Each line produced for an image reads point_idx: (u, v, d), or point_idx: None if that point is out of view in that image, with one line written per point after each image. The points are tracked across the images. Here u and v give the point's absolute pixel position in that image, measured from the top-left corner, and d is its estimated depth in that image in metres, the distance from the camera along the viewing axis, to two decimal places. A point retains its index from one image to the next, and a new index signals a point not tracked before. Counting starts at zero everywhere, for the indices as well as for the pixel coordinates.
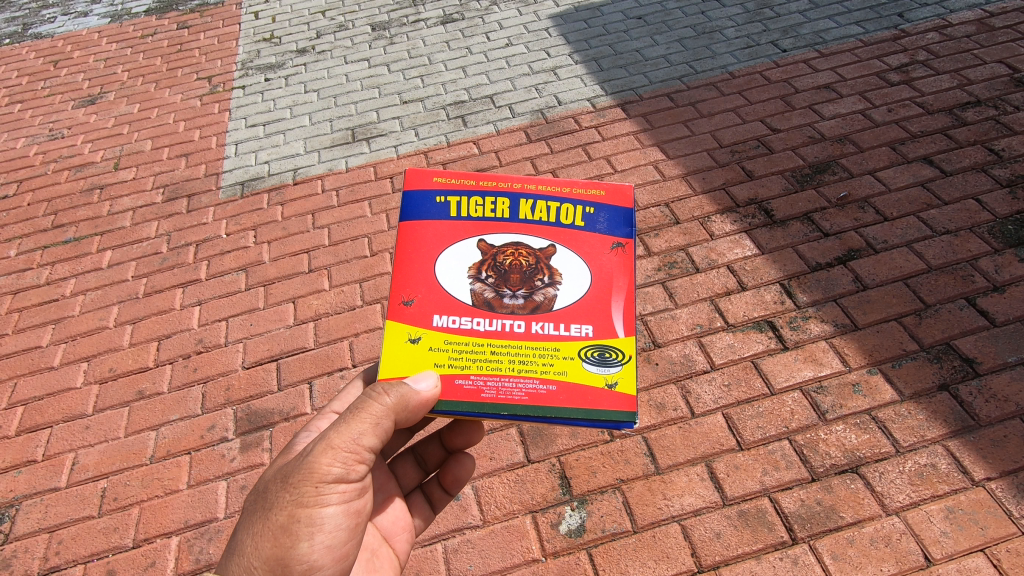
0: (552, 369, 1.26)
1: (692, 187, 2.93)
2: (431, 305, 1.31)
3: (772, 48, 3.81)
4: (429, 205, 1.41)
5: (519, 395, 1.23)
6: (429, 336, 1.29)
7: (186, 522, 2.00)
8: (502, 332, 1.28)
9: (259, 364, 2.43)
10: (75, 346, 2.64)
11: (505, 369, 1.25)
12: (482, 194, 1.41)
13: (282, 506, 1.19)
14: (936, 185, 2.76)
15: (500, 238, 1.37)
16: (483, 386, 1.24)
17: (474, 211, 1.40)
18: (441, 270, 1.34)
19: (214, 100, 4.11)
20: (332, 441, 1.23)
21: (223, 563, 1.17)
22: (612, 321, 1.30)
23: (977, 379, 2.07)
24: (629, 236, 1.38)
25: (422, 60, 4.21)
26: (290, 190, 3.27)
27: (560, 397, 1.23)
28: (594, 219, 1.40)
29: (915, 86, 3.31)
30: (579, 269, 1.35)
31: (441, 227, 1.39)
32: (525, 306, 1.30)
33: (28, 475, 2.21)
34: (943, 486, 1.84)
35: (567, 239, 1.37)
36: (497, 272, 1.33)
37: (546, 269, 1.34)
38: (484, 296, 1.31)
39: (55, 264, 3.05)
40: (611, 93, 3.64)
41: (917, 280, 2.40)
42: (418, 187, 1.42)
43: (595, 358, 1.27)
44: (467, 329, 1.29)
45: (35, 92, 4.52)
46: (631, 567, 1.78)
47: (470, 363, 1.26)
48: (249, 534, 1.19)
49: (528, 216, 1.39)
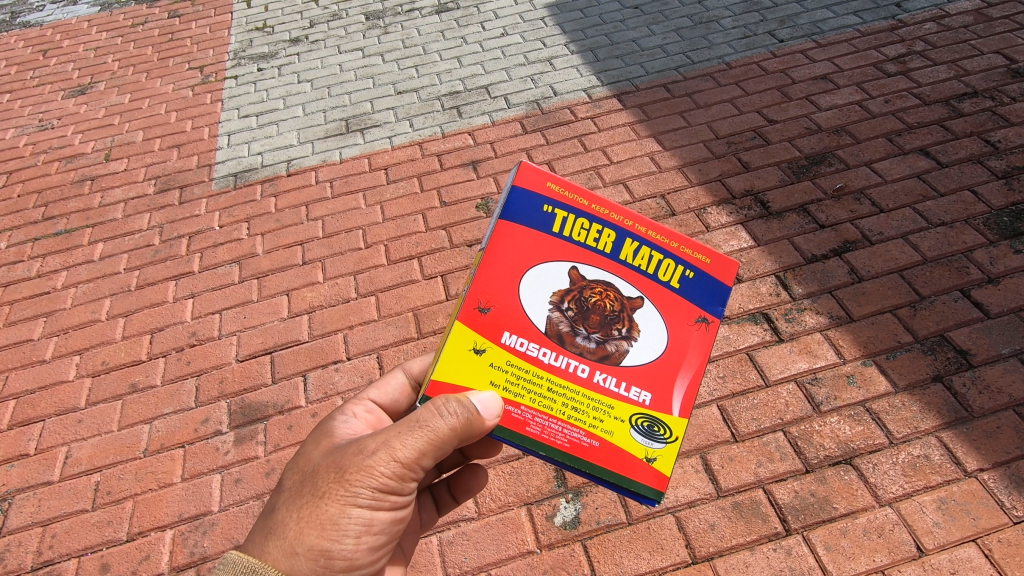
0: (599, 426, 1.17)
1: (688, 178, 2.92)
2: (505, 322, 1.20)
3: (769, 38, 3.78)
4: (532, 211, 1.26)
5: (560, 441, 1.16)
6: (495, 352, 1.19)
7: (180, 515, 2.00)
8: (563, 372, 1.18)
9: (253, 358, 2.42)
10: (66, 339, 2.61)
11: (557, 410, 1.17)
12: (590, 217, 1.26)
13: (334, 500, 1.16)
14: (932, 176, 2.75)
15: (593, 270, 1.23)
16: (531, 421, 1.17)
17: (576, 233, 1.26)
18: (523, 286, 1.23)
19: (207, 90, 4.07)
20: (391, 450, 1.17)
21: (262, 542, 1.14)
22: (671, 396, 1.19)
23: (971, 371, 2.08)
24: (721, 315, 1.23)
25: (416, 49, 4.17)
26: (283, 181, 3.24)
27: (598, 456, 1.15)
28: (693, 285, 1.25)
29: (912, 77, 3.30)
30: (660, 330, 1.22)
31: (537, 239, 1.25)
32: (594, 352, 1.19)
33: (20, 469, 2.20)
34: (936, 477, 1.85)
35: (657, 296, 1.23)
36: (576, 308, 1.21)
37: (625, 318, 1.21)
38: (558, 327, 1.20)
39: (46, 256, 3.02)
40: (607, 83, 3.61)
41: (912, 272, 2.40)
42: (529, 186, 1.27)
43: (643, 427, 1.17)
44: (532, 358, 1.19)
45: (24, 81, 4.46)
46: (625, 558, 1.78)
47: (526, 394, 1.17)
48: (295, 519, 1.15)
49: (628, 259, 1.24)
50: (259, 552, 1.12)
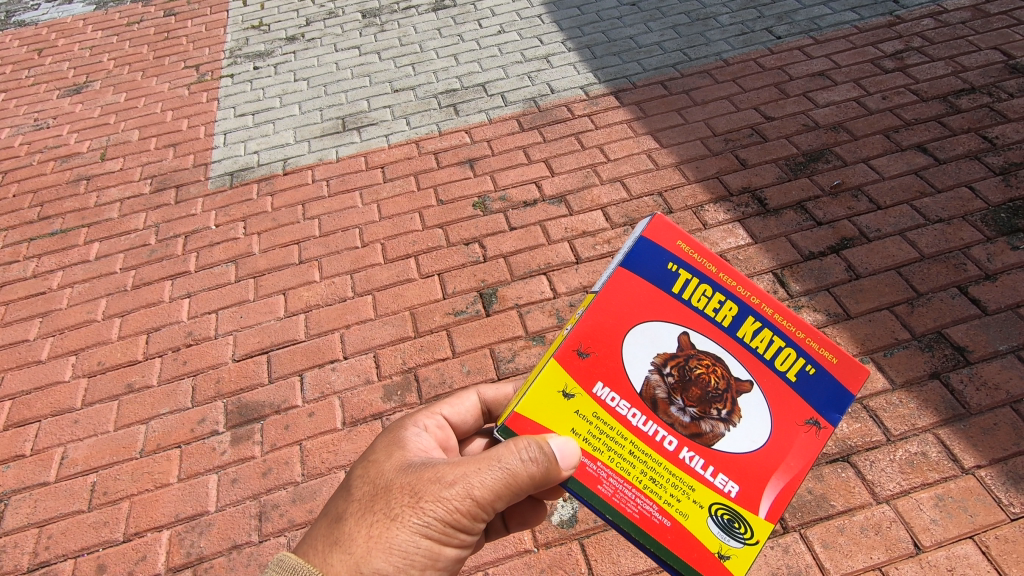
0: (676, 506, 1.02)
1: (685, 176, 2.91)
2: (600, 373, 1.08)
3: (766, 35, 3.77)
4: (653, 262, 1.13)
5: (630, 509, 1.02)
6: (583, 401, 1.08)
7: (176, 516, 2.00)
8: (649, 439, 1.04)
9: (249, 357, 2.41)
10: (62, 339, 2.61)
11: (634, 477, 1.03)
12: (715, 284, 1.11)
13: (405, 524, 1.07)
14: (930, 173, 2.75)
15: (705, 341, 1.08)
16: (603, 481, 1.04)
17: (695, 298, 1.10)
18: (627, 338, 1.10)
19: (202, 89, 4.05)
20: (471, 484, 1.09)
21: (324, 554, 1.03)
22: (760, 496, 1.02)
23: (968, 367, 2.08)
24: (838, 423, 1.03)
25: (413, 47, 4.15)
26: (280, 180, 3.23)
27: (666, 537, 1.01)
28: (811, 382, 1.06)
29: (910, 73, 3.29)
30: (763, 419, 1.05)
31: (652, 293, 1.11)
32: (685, 427, 1.04)
33: (16, 470, 2.19)
34: (933, 474, 1.85)
35: (768, 384, 1.06)
36: (677, 376, 1.06)
37: (727, 399, 1.05)
38: (653, 391, 1.06)
39: (41, 256, 3.00)
40: (604, 81, 3.60)
41: (909, 269, 2.39)
42: (656, 237, 1.14)
43: (721, 519, 1.01)
44: (620, 417, 1.06)
45: (19, 81, 4.44)
46: (623, 557, 1.78)
47: (605, 451, 1.05)
48: (363, 537, 1.06)
49: (746, 337, 1.08)
50: (321, 565, 1.02)
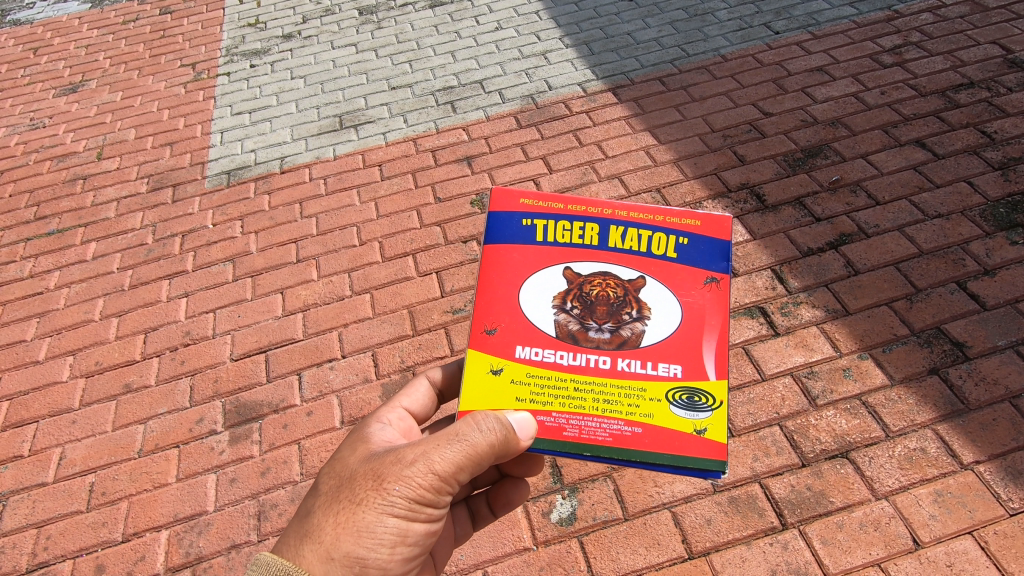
0: (636, 412, 1.20)
1: (683, 172, 2.91)
2: (514, 336, 1.27)
3: (765, 30, 3.76)
4: (515, 227, 1.36)
5: (603, 436, 1.19)
6: (511, 368, 1.25)
7: (175, 516, 1.99)
8: (587, 370, 1.23)
9: (247, 356, 2.41)
10: (60, 340, 2.60)
11: (589, 408, 1.21)
12: (570, 218, 1.36)
13: (371, 507, 1.16)
14: (928, 168, 2.74)
15: (587, 266, 1.31)
16: (567, 425, 1.20)
17: (561, 235, 1.35)
18: (526, 299, 1.30)
19: (199, 88, 4.04)
20: (429, 462, 1.19)
21: (296, 547, 1.13)
22: (703, 363, 1.24)
23: (967, 363, 2.08)
24: (725, 270, 1.30)
25: (410, 44, 4.14)
26: (277, 178, 3.22)
27: (644, 441, 1.18)
28: (688, 250, 1.32)
29: (908, 68, 3.28)
30: (670, 303, 1.28)
31: (526, 252, 1.34)
32: (610, 341, 1.25)
33: (15, 470, 2.19)
34: (932, 470, 1.85)
35: (657, 270, 1.31)
36: (581, 304, 1.28)
37: (633, 301, 1.28)
38: (569, 329, 1.26)
39: (38, 256, 3.00)
40: (602, 77, 3.59)
41: (908, 265, 2.39)
42: (505, 209, 1.37)
43: (682, 401, 1.21)
44: (550, 363, 1.24)
45: (14, 80, 4.42)
46: (622, 554, 1.78)
47: (554, 399, 1.22)
48: (332, 525, 1.15)
49: (618, 244, 1.33)
50: (295, 556, 1.11)
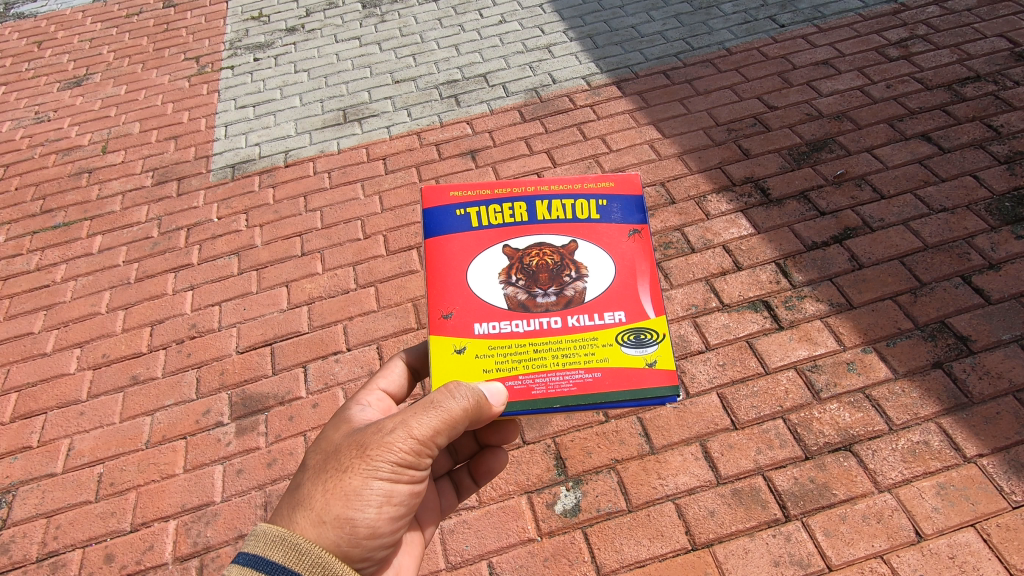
0: (594, 358, 1.25)
1: (688, 166, 2.90)
2: (470, 315, 1.30)
3: (770, 23, 3.74)
4: (450, 219, 1.40)
5: (568, 386, 1.23)
6: (473, 345, 1.28)
7: (183, 506, 2.01)
8: (541, 331, 1.28)
9: (253, 349, 2.42)
10: (67, 332, 2.62)
11: (550, 364, 1.25)
12: (499, 201, 1.42)
13: (356, 472, 1.17)
14: (934, 162, 2.73)
15: (523, 240, 1.37)
16: (533, 384, 1.24)
17: (495, 218, 1.41)
18: (474, 279, 1.34)
19: (203, 81, 4.04)
20: (408, 427, 1.19)
21: (287, 514, 1.12)
22: (643, 304, 1.30)
23: (971, 357, 2.08)
24: (643, 221, 1.40)
25: (413, 38, 4.13)
26: (281, 172, 3.23)
27: (606, 383, 1.23)
28: (608, 210, 1.42)
29: (914, 61, 3.27)
30: (603, 260, 1.35)
31: (466, 239, 1.39)
32: (557, 302, 1.30)
33: (24, 461, 2.21)
34: (936, 463, 1.85)
35: (586, 232, 1.39)
36: (525, 275, 1.33)
37: (570, 264, 1.35)
38: (518, 299, 1.31)
39: (44, 249, 3.01)
40: (606, 71, 3.58)
41: (913, 259, 2.39)
42: (437, 203, 1.42)
43: (631, 341, 1.26)
44: (508, 332, 1.28)
45: (19, 73, 4.43)
46: (626, 545, 1.79)
47: (517, 363, 1.25)
48: (321, 491, 1.15)
49: (546, 216, 1.41)
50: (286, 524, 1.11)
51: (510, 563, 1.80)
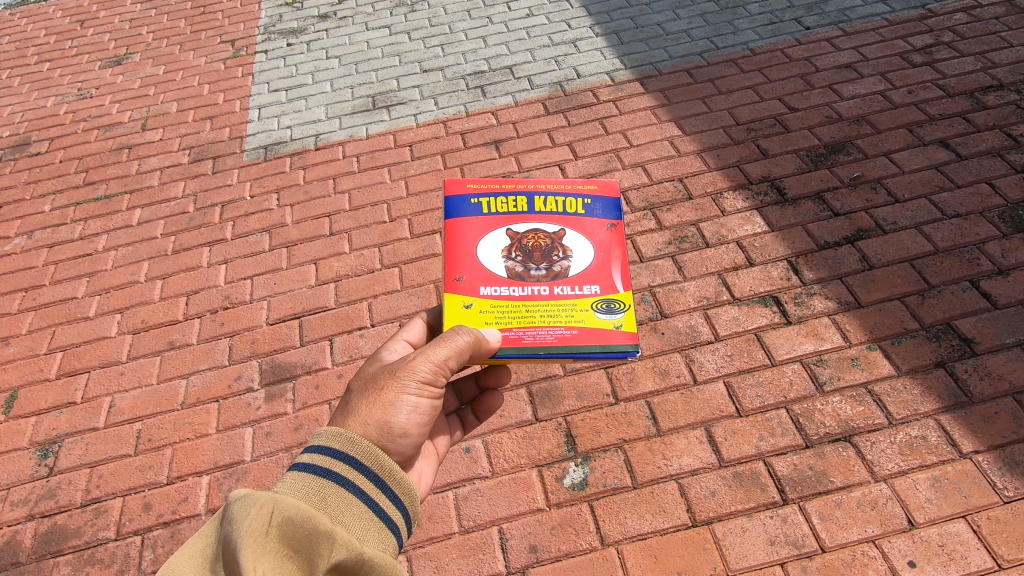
0: (573, 318, 1.38)
1: (706, 163, 2.97)
2: (478, 280, 1.42)
3: (795, 25, 3.78)
4: (464, 204, 1.51)
5: (549, 338, 1.36)
6: (478, 302, 1.40)
7: (215, 463, 2.15)
8: (532, 295, 1.40)
9: (283, 321, 2.55)
10: (108, 298, 2.77)
11: (537, 321, 1.38)
12: (505, 192, 1.53)
13: (390, 387, 1.31)
14: (950, 168, 2.78)
15: (523, 226, 1.48)
16: (522, 335, 1.36)
17: (502, 206, 1.50)
18: (483, 254, 1.44)
19: (238, 64, 4.17)
20: (427, 354, 1.33)
21: (338, 420, 1.24)
22: (615, 281, 1.42)
23: (974, 358, 2.14)
24: (622, 220, 1.50)
25: (442, 28, 4.22)
26: (312, 154, 3.35)
27: (582, 339, 1.35)
28: (593, 208, 1.52)
29: (938, 68, 3.29)
30: (586, 246, 1.46)
31: (476, 221, 1.48)
32: (547, 275, 1.42)
33: (68, 415, 2.36)
34: (932, 457, 1.93)
35: (573, 224, 1.49)
36: (522, 252, 1.44)
37: (559, 247, 1.45)
38: (515, 270, 1.42)
39: (87, 220, 3.17)
40: (630, 67, 3.65)
41: (923, 261, 2.45)
42: (456, 189, 1.53)
43: (603, 308, 1.39)
44: (505, 295, 1.40)
45: (63, 51, 4.59)
46: (629, 519, 1.90)
47: (510, 319, 1.38)
48: (364, 402, 1.28)
49: (542, 208, 1.50)
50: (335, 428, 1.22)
51: (519, 530, 1.92)
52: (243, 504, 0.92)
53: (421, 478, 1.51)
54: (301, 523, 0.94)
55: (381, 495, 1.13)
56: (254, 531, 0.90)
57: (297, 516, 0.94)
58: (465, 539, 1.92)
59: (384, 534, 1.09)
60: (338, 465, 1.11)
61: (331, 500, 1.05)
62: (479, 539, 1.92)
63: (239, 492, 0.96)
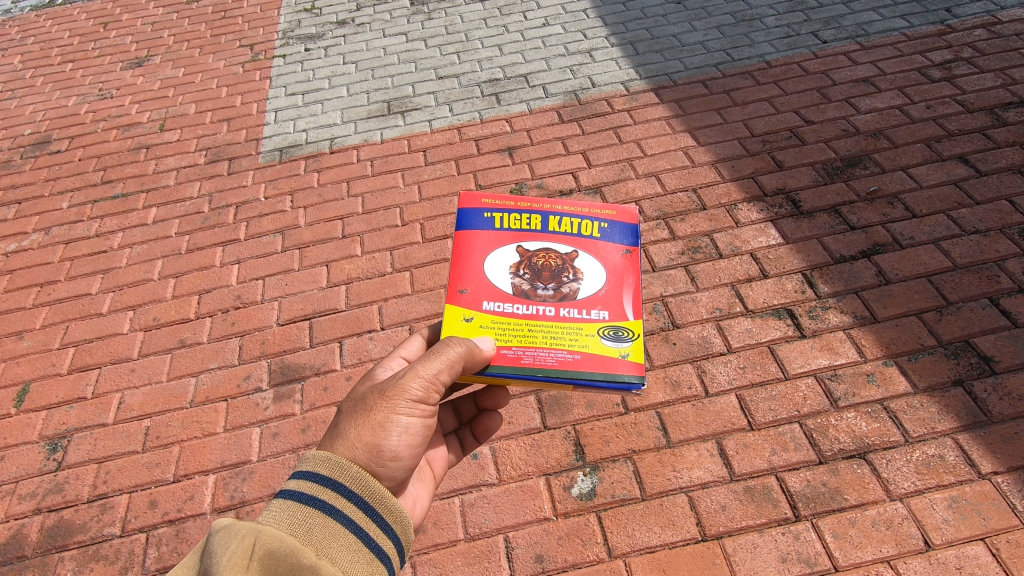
0: (576, 342, 1.35)
1: (721, 174, 2.96)
2: (482, 294, 1.41)
3: (812, 38, 3.77)
4: (476, 218, 1.50)
5: (550, 361, 1.32)
6: (480, 317, 1.38)
7: (222, 462, 2.15)
8: (537, 315, 1.38)
9: (293, 322, 2.56)
10: (121, 295, 2.79)
11: (539, 341, 1.35)
12: (520, 210, 1.52)
13: (379, 407, 1.28)
14: (969, 184, 2.74)
15: (535, 244, 1.46)
16: (522, 354, 1.33)
17: (515, 223, 1.50)
18: (490, 268, 1.44)
19: (256, 68, 4.22)
20: (418, 369, 1.32)
21: (326, 444, 1.21)
22: (624, 307, 1.40)
23: (993, 377, 2.10)
24: (637, 246, 1.49)
25: (458, 36, 4.25)
26: (326, 158, 3.37)
27: (584, 364, 1.32)
28: (608, 233, 1.51)
29: (957, 83, 3.27)
30: (597, 270, 1.44)
31: (487, 236, 1.48)
32: (554, 295, 1.39)
33: (79, 410, 2.37)
34: (949, 477, 1.88)
35: (586, 246, 1.47)
36: (531, 270, 1.43)
37: (570, 268, 1.43)
38: (522, 287, 1.40)
39: (104, 217, 3.20)
40: (645, 77, 3.66)
41: (941, 277, 2.41)
42: (469, 204, 1.53)
43: (610, 335, 1.37)
44: (509, 312, 1.38)
45: (85, 52, 4.67)
46: (637, 531, 1.87)
47: (512, 336, 1.35)
48: (352, 424, 1.25)
49: (556, 228, 1.49)
50: (323, 452, 1.19)
51: (526, 539, 1.89)
52: (225, 535, 0.96)
53: (416, 502, 1.49)
54: (284, 556, 0.96)
55: (371, 523, 1.12)
56: (234, 564, 0.92)
57: (280, 549, 0.96)
58: (470, 546, 1.90)
59: (374, 566, 1.07)
60: (326, 492, 1.09)
61: (317, 530, 1.02)
62: (484, 547, 1.89)
63: (223, 522, 0.99)
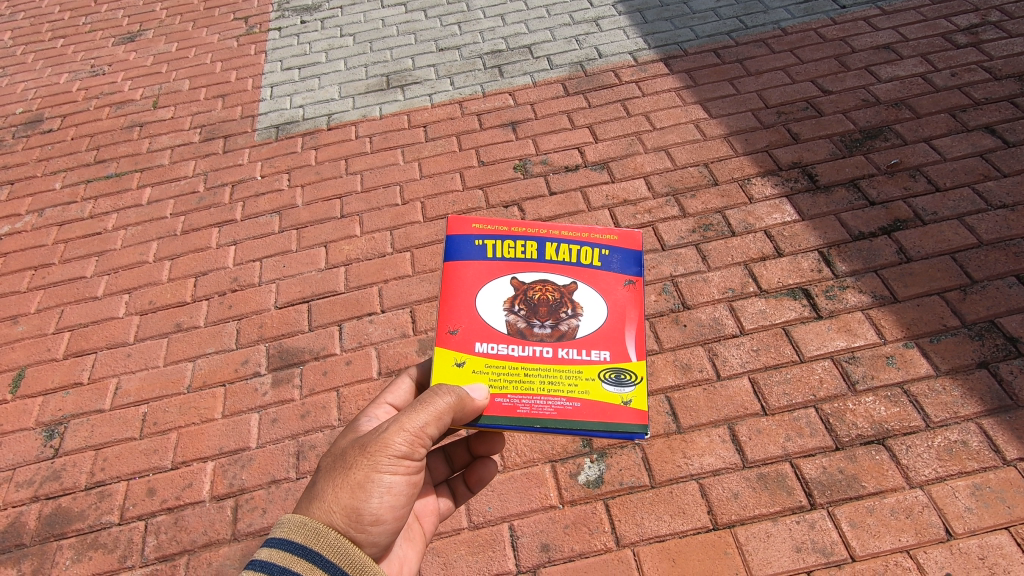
0: (575, 388, 1.27)
1: (733, 148, 2.83)
2: (474, 333, 1.32)
3: (830, 3, 3.59)
4: (467, 247, 1.41)
5: (549, 410, 1.25)
6: (472, 360, 1.30)
7: (220, 449, 2.10)
8: (533, 357, 1.29)
9: (292, 305, 2.49)
10: (117, 278, 2.73)
11: (537, 388, 1.27)
12: (514, 237, 1.42)
13: (360, 466, 1.22)
14: (996, 156, 2.61)
15: (530, 275, 1.37)
16: (518, 403, 1.26)
17: (509, 252, 1.40)
18: (482, 305, 1.34)
19: (251, 41, 4.08)
20: (402, 423, 1.25)
21: (302, 506, 1.17)
22: (626, 347, 1.32)
23: (1020, 359, 2.00)
24: (641, 275, 1.39)
25: (459, 6, 4.09)
26: (324, 134, 3.27)
27: (585, 413, 1.25)
28: (609, 260, 1.40)
29: (983, 49, 3.10)
30: (598, 304, 1.35)
31: (479, 267, 1.39)
32: (552, 334, 1.30)
33: (75, 396, 2.33)
34: (973, 463, 1.81)
35: (586, 276, 1.38)
36: (527, 306, 1.34)
37: (568, 302, 1.34)
38: (518, 326, 1.32)
39: (97, 198, 3.12)
40: (654, 47, 3.50)
41: (965, 255, 2.30)
42: (459, 232, 1.42)
43: (611, 378, 1.28)
44: (503, 354, 1.30)
45: (77, 27, 4.54)
46: (646, 519, 1.81)
47: (507, 383, 1.28)
48: (330, 485, 1.19)
49: (553, 257, 1.39)
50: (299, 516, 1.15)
51: (531, 528, 1.84)
52: None
53: (403, 565, 1.41)
54: None
55: None
56: None
57: None
58: (474, 535, 1.85)
59: None
60: (301, 563, 1.06)
61: None
62: (488, 536, 1.84)
63: None
